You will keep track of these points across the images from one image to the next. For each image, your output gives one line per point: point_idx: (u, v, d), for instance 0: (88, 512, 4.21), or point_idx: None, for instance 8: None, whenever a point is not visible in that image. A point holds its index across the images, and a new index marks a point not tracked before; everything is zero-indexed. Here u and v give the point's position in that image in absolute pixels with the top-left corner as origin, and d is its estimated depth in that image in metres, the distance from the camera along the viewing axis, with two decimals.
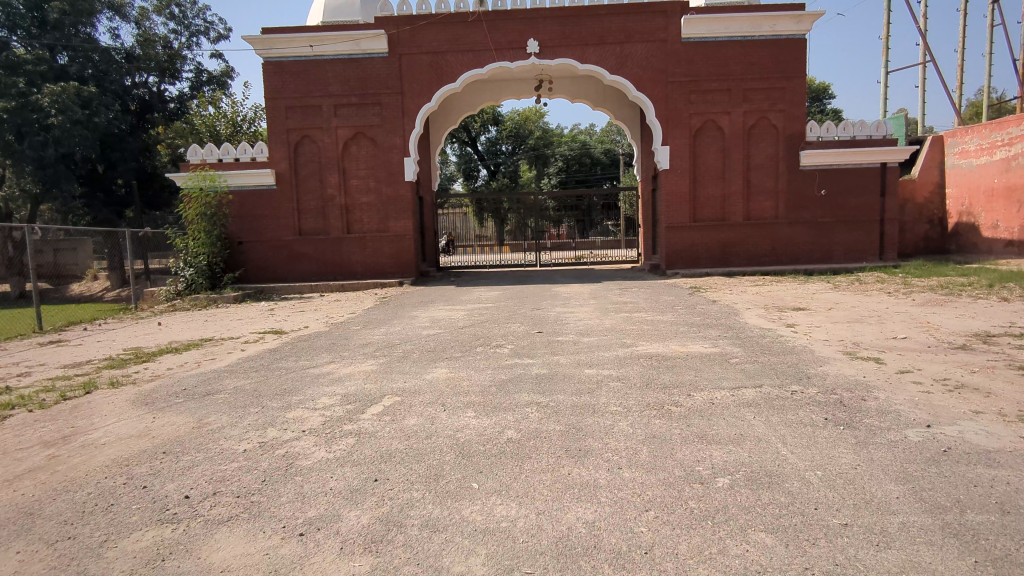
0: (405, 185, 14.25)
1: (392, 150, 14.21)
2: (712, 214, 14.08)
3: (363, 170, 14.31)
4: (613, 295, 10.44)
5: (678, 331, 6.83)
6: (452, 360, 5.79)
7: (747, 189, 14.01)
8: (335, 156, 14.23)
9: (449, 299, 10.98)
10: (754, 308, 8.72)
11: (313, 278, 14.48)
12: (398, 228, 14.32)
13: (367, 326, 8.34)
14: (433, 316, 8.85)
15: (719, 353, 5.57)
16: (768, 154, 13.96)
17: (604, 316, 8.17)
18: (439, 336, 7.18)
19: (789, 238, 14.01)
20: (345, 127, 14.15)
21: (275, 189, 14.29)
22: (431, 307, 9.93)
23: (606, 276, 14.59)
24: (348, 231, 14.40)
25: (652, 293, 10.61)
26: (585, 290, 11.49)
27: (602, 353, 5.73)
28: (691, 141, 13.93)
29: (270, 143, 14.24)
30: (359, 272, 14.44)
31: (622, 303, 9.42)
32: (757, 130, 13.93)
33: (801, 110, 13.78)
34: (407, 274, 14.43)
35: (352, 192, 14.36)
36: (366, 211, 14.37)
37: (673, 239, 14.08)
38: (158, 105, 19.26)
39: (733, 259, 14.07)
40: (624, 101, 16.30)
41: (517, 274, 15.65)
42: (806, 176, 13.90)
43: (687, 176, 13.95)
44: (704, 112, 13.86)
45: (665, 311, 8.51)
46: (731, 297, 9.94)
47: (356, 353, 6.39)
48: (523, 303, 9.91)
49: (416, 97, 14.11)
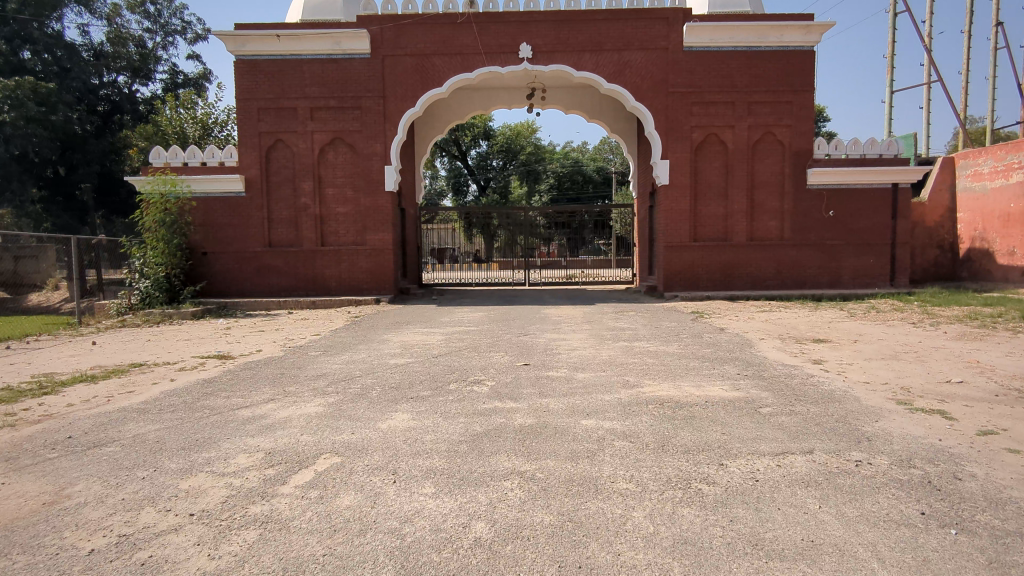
0: (386, 195, 13.23)
1: (373, 157, 13.20)
2: (713, 233, 13.18)
3: (340, 179, 13.29)
4: (609, 320, 9.44)
5: (688, 367, 5.83)
6: (418, 401, 4.73)
7: (751, 207, 13.13)
8: (310, 163, 13.20)
9: (427, 321, 9.92)
10: (768, 338, 7.76)
11: (283, 293, 13.37)
12: (376, 242, 13.28)
13: (328, 352, 7.27)
14: (406, 341, 7.81)
15: (744, 400, 4.55)
16: (773, 171, 13.11)
17: (600, 345, 7.16)
18: (409, 367, 6.13)
19: (794, 261, 13.13)
20: (322, 132, 13.15)
21: (244, 196, 13.22)
22: (405, 330, 8.87)
23: (600, 298, 13.61)
24: (322, 244, 13.35)
25: (651, 318, 9.62)
26: (577, 313, 10.48)
27: (601, 396, 4.71)
28: (692, 156, 13.06)
29: (239, 146, 13.20)
30: (333, 287, 13.36)
31: (619, 330, 8.41)
32: (762, 145, 13.09)
33: (809, 125, 12.98)
34: (385, 291, 13.36)
35: (327, 201, 13.32)
36: (342, 222, 13.32)
37: (672, 259, 13.14)
38: (128, 107, 18.19)
39: (736, 282, 13.16)
40: (619, 113, 15.47)
41: (503, 293, 14.61)
42: (814, 195, 13.05)
43: (688, 192, 13.06)
44: (707, 125, 13.00)
45: (669, 340, 7.52)
46: (739, 326, 8.96)
47: (305, 388, 5.31)
48: (509, 328, 8.88)
49: (400, 102, 13.15)
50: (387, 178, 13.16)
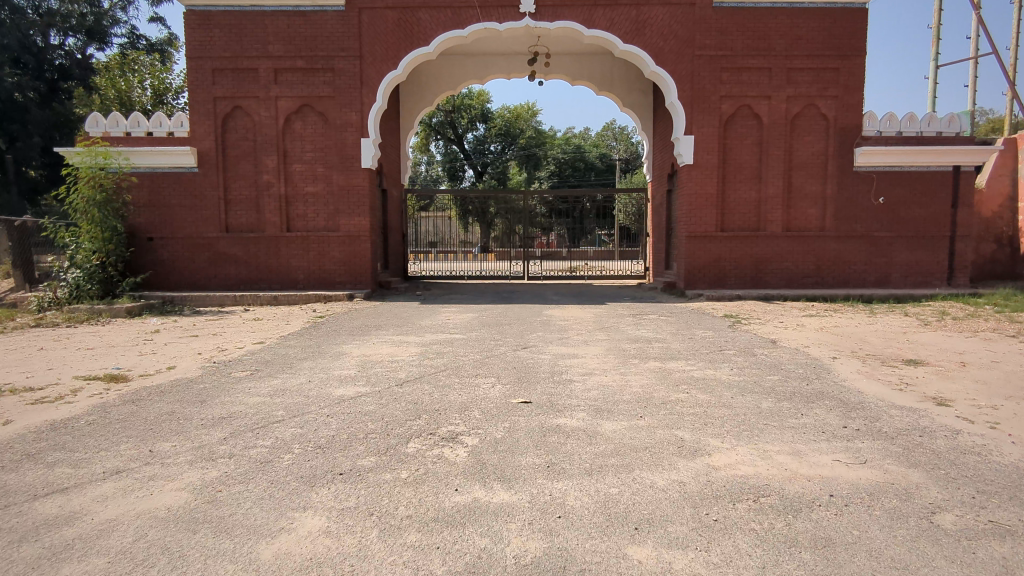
0: (362, 173, 11.30)
1: (347, 128, 11.27)
2: (743, 222, 11.34)
3: (308, 153, 11.36)
4: (627, 328, 7.59)
5: (763, 412, 3.97)
6: (347, 485, 2.87)
7: (788, 192, 11.28)
8: (274, 134, 11.29)
9: (402, 324, 8.05)
10: (842, 357, 5.91)
11: (242, 286, 11.52)
12: (351, 228, 11.39)
13: (260, 373, 5.40)
14: (370, 356, 5.98)
15: (893, 491, 2.70)
16: (815, 150, 11.24)
17: (624, 368, 5.31)
18: (359, 405, 4.27)
19: (837, 256, 11.31)
20: (288, 98, 11.23)
21: (197, 172, 11.34)
22: (373, 339, 7.03)
23: (610, 296, 11.78)
24: (288, 229, 11.47)
25: (680, 326, 7.77)
26: (586, 317, 8.64)
27: (651, 480, 2.85)
28: (720, 131, 11.18)
29: (192, 114, 11.29)
30: (300, 280, 11.51)
31: (644, 342, 6.57)
32: (802, 119, 11.21)
33: (858, 97, 11.09)
34: (361, 285, 11.49)
35: (294, 179, 11.41)
36: (312, 204, 11.43)
37: (695, 252, 11.31)
38: (77, 73, 16.47)
39: (768, 278, 11.37)
40: (633, 85, 13.74)
41: (498, 289, 12.72)
42: (862, 179, 11.19)
43: (715, 173, 11.20)
44: (738, 95, 11.11)
45: (712, 360, 5.68)
46: (791, 337, 7.15)
47: (189, 447, 3.47)
48: (501, 337, 7.01)
49: (379, 64, 11.22)
50: (364, 153, 11.24)
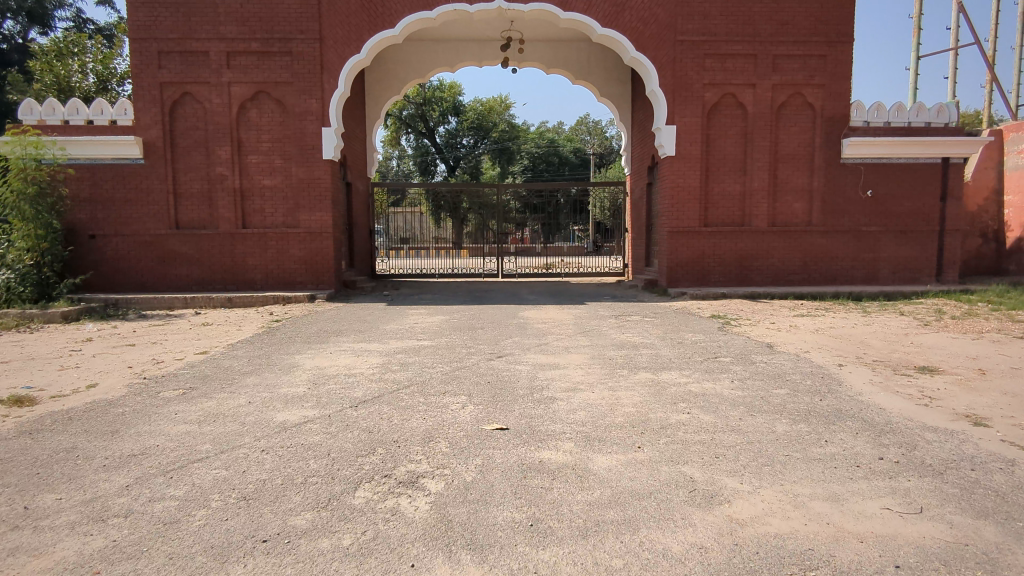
0: (324, 164, 10.53)
1: (307, 117, 10.48)
2: (727, 217, 10.85)
3: (265, 143, 10.54)
4: (610, 331, 7.00)
5: (779, 439, 3.38)
6: (271, 562, 2.19)
7: (773, 185, 10.82)
8: (228, 122, 10.43)
9: (365, 330, 7.33)
10: (849, 365, 5.39)
11: (194, 287, 10.66)
12: (313, 224, 10.60)
13: (195, 391, 4.66)
14: (324, 369, 5.27)
15: (972, 558, 2.13)
16: (801, 141, 10.79)
17: (613, 382, 4.69)
18: (303, 434, 3.57)
19: (824, 252, 10.89)
20: (242, 83, 10.38)
21: (143, 164, 10.42)
22: (331, 347, 6.31)
23: (590, 295, 11.19)
24: (244, 225, 10.64)
25: (667, 329, 7.20)
26: (565, 320, 8.02)
27: (664, 547, 2.22)
28: (703, 120, 10.66)
29: (136, 100, 10.36)
30: (258, 280, 10.69)
31: (629, 348, 5.98)
32: (787, 109, 10.76)
33: (844, 86, 10.67)
34: (324, 285, 10.72)
35: (250, 170, 10.57)
36: (269, 198, 10.61)
37: (678, 248, 10.79)
38: (16, 57, 15.34)
39: (753, 275, 10.90)
40: (612, 73, 13.25)
41: (472, 289, 12.05)
42: (849, 171, 10.79)
43: (698, 166, 10.68)
44: (722, 83, 10.59)
45: (708, 370, 5.10)
46: (787, 341, 6.63)
47: (78, 500, 2.74)
48: (473, 343, 6.36)
49: (341, 47, 10.44)
50: (326, 143, 10.47)
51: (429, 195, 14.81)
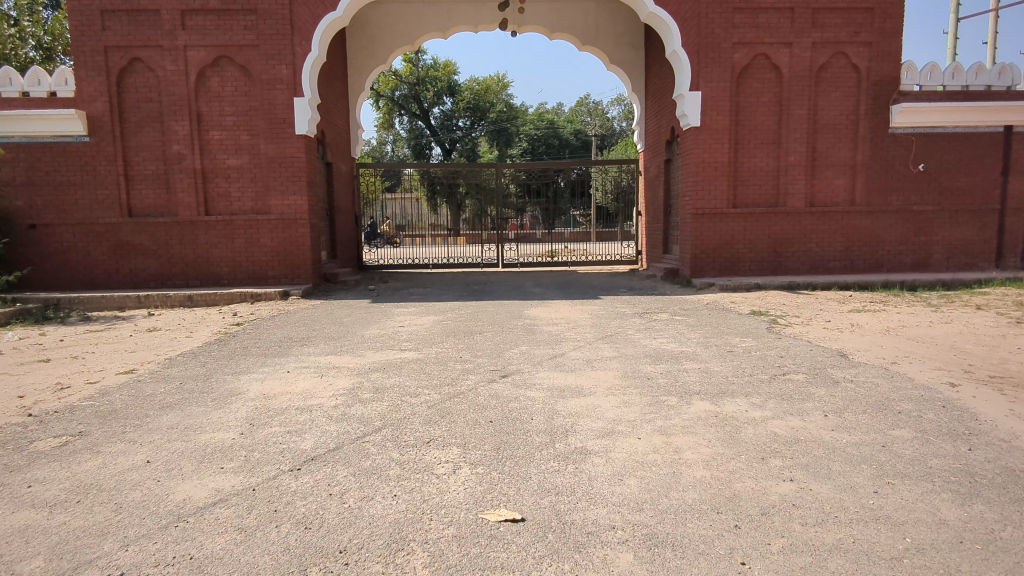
0: (298, 140, 9.17)
1: (276, 85, 9.08)
2: (759, 196, 9.54)
3: (228, 116, 9.15)
4: (639, 337, 5.70)
5: (965, 541, 2.08)
6: None
7: (812, 159, 9.52)
8: (184, 93, 9.03)
9: (339, 337, 6.00)
10: (964, 383, 4.10)
11: (151, 283, 9.33)
12: (286, 209, 9.26)
13: (83, 437, 3.35)
14: (272, 399, 3.96)
15: None
16: (843, 108, 9.48)
17: (662, 419, 3.39)
18: (201, 533, 2.26)
19: (868, 235, 9.64)
20: (199, 47, 8.97)
21: (89, 142, 9.05)
22: (292, 363, 5.00)
23: (604, 287, 9.87)
24: (207, 212, 9.28)
25: (706, 333, 5.91)
26: (580, 320, 6.73)
27: None
28: (732, 85, 9.31)
29: (77, 67, 8.95)
30: (224, 274, 9.37)
31: (669, 363, 4.69)
32: (828, 71, 9.43)
33: (893, 44, 9.35)
34: (299, 279, 9.39)
35: (212, 148, 9.19)
36: (236, 180, 9.25)
37: (703, 232, 9.49)
38: None
39: (789, 263, 9.64)
40: (623, 38, 12.00)
41: (470, 281, 10.73)
42: (896, 143, 9.52)
43: (727, 138, 9.34)
44: (754, 41, 9.24)
45: (785, 395, 3.80)
46: (860, 346, 5.34)
47: None
48: (469, 355, 5.08)
49: (313, 4, 9.05)
50: (298, 116, 9.09)
51: (423, 179, 13.48)
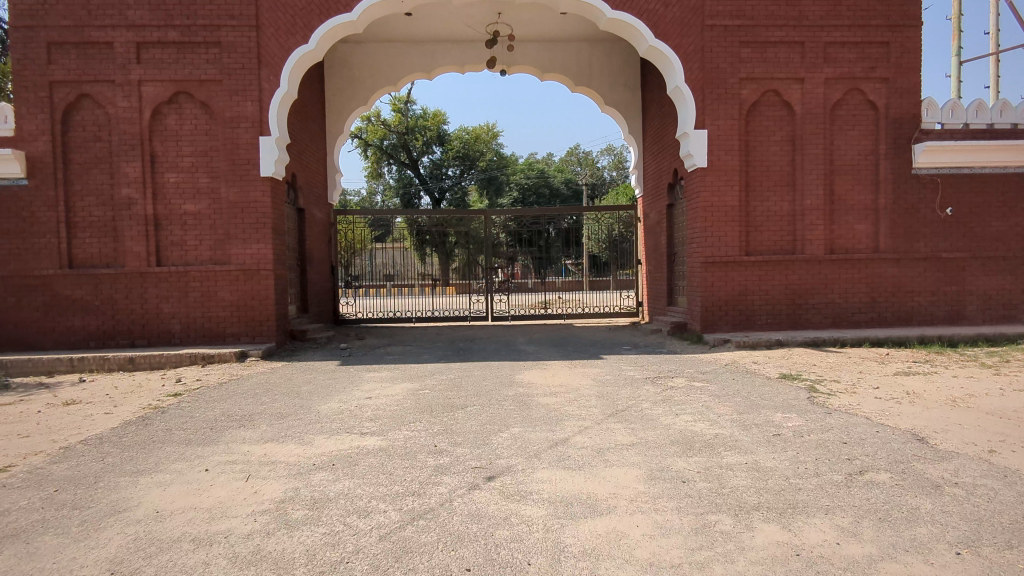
0: (263, 183, 8.22)
1: (239, 123, 8.19)
2: (774, 242, 8.66)
3: (185, 157, 8.22)
4: (658, 414, 4.62)
5: None
6: None
7: (830, 202, 8.69)
8: (137, 131, 8.12)
9: (290, 414, 4.88)
10: None
11: (91, 343, 8.19)
12: (248, 259, 8.22)
13: None
14: (165, 523, 2.82)
15: None
16: (862, 147, 8.71)
17: (722, 564, 2.30)
18: None
19: (896, 285, 8.73)
20: (156, 82, 8.13)
21: (27, 185, 8.08)
22: (217, 455, 3.87)
23: (605, 345, 8.82)
24: (158, 262, 8.23)
25: (737, 407, 4.84)
26: (583, 387, 5.65)
27: None
28: (741, 123, 8.55)
29: (18, 104, 8.05)
30: (175, 332, 8.24)
31: (704, 456, 3.61)
32: (843, 108, 8.70)
33: (912, 80, 8.67)
34: (261, 337, 8.28)
35: (166, 192, 8.22)
36: (192, 227, 8.25)
37: (714, 282, 8.55)
38: None
39: (809, 315, 8.68)
40: (618, 78, 11.34)
41: (455, 338, 9.65)
42: (921, 184, 8.72)
43: (737, 179, 8.51)
44: (762, 77, 8.54)
45: (881, 515, 2.73)
46: (934, 425, 4.29)
47: None
48: (446, 442, 3.97)
49: (283, 37, 8.27)
50: (264, 158, 8.17)
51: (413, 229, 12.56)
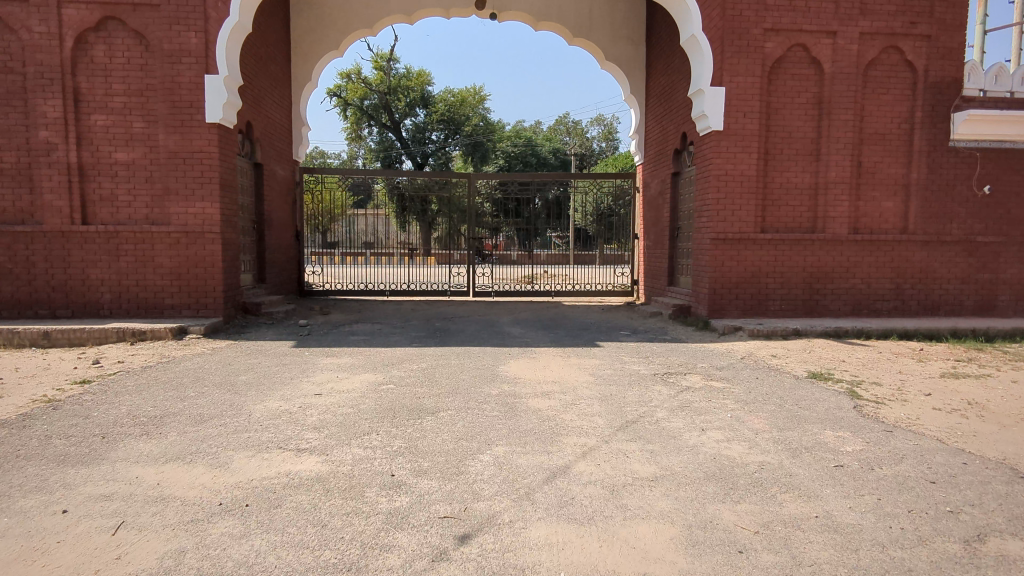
0: (209, 131, 7.01)
1: (181, 58, 6.94)
2: (793, 219, 7.70)
3: (116, 97, 6.97)
4: (679, 429, 3.66)
5: None
6: None
7: (857, 175, 7.73)
8: (57, 63, 6.84)
9: (213, 417, 3.83)
10: None
11: (4, 312, 7.01)
12: (190, 220, 7.06)
13: None
14: None
15: None
16: (896, 114, 7.73)
17: None
18: None
19: (924, 271, 7.86)
20: (79, 4, 6.82)
21: None
22: (91, 483, 2.82)
23: (600, 328, 7.84)
24: (84, 220, 7.04)
25: (775, 421, 3.90)
26: (581, 386, 4.66)
27: None
28: (763, 82, 7.49)
29: None
30: (105, 303, 7.10)
31: (756, 503, 2.66)
32: (877, 68, 7.69)
33: (956, 38, 7.66)
34: (205, 310, 7.18)
35: (94, 137, 6.98)
36: (124, 180, 7.04)
37: (725, 262, 7.59)
38: None
39: (828, 302, 7.79)
40: (621, 31, 10.18)
41: (431, 317, 8.61)
42: (958, 159, 7.79)
43: (757, 145, 7.49)
44: (790, 28, 7.46)
45: None
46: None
47: None
48: (406, 471, 2.97)
49: None
50: (211, 101, 6.95)
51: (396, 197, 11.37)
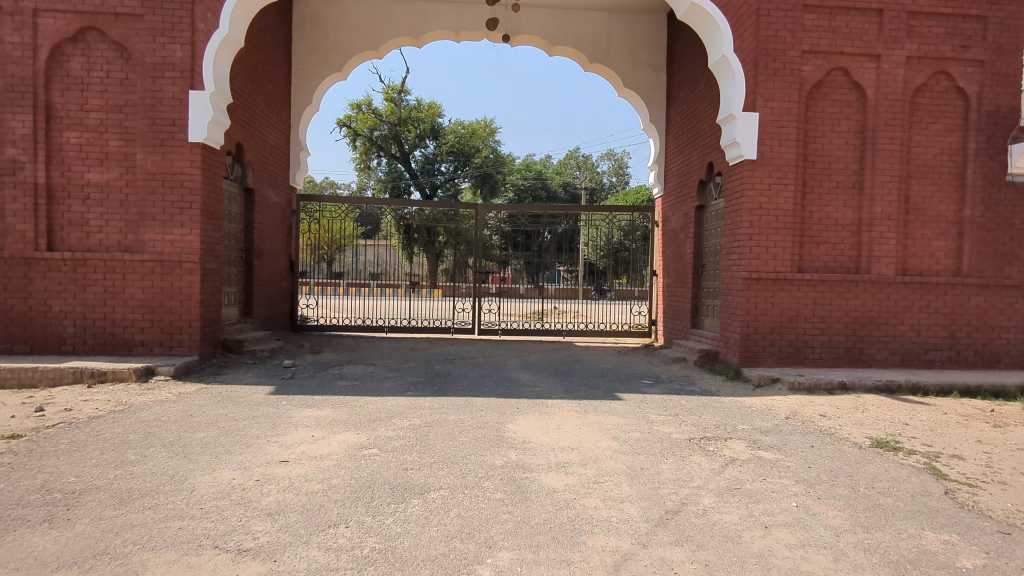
0: (192, 150, 6.38)
1: (164, 72, 6.36)
2: (834, 258, 6.94)
3: (92, 112, 6.38)
4: (737, 528, 2.83)
5: None
6: None
7: (904, 210, 6.98)
8: (29, 75, 6.27)
9: (143, 495, 3.04)
10: None
11: None
12: (166, 248, 6.38)
13: None
14: None
15: None
16: (947, 145, 7.02)
17: None
18: None
19: (980, 318, 7.04)
20: (57, 13, 6.29)
21: None
22: None
23: (619, 375, 7.01)
24: (50, 246, 6.37)
25: (856, 515, 3.07)
26: (605, 456, 3.84)
27: None
28: (801, 108, 6.82)
29: None
30: (67, 337, 6.38)
31: None
32: (925, 95, 7.01)
33: (1011, 65, 7.00)
34: (178, 348, 6.43)
35: (65, 156, 6.37)
36: (96, 203, 6.40)
37: (758, 305, 6.81)
38: None
39: (873, 351, 6.96)
40: (641, 56, 9.61)
41: (431, 358, 7.82)
42: (1016, 195, 7.04)
43: (794, 177, 6.78)
44: (830, 50, 6.83)
45: None
46: None
47: None
48: None
49: None
50: (195, 118, 6.34)
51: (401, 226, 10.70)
